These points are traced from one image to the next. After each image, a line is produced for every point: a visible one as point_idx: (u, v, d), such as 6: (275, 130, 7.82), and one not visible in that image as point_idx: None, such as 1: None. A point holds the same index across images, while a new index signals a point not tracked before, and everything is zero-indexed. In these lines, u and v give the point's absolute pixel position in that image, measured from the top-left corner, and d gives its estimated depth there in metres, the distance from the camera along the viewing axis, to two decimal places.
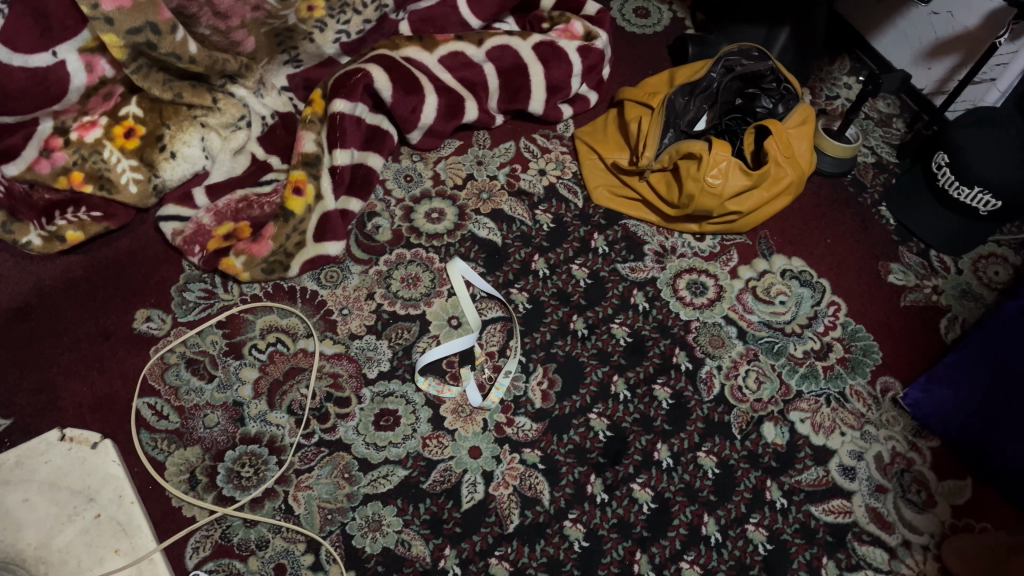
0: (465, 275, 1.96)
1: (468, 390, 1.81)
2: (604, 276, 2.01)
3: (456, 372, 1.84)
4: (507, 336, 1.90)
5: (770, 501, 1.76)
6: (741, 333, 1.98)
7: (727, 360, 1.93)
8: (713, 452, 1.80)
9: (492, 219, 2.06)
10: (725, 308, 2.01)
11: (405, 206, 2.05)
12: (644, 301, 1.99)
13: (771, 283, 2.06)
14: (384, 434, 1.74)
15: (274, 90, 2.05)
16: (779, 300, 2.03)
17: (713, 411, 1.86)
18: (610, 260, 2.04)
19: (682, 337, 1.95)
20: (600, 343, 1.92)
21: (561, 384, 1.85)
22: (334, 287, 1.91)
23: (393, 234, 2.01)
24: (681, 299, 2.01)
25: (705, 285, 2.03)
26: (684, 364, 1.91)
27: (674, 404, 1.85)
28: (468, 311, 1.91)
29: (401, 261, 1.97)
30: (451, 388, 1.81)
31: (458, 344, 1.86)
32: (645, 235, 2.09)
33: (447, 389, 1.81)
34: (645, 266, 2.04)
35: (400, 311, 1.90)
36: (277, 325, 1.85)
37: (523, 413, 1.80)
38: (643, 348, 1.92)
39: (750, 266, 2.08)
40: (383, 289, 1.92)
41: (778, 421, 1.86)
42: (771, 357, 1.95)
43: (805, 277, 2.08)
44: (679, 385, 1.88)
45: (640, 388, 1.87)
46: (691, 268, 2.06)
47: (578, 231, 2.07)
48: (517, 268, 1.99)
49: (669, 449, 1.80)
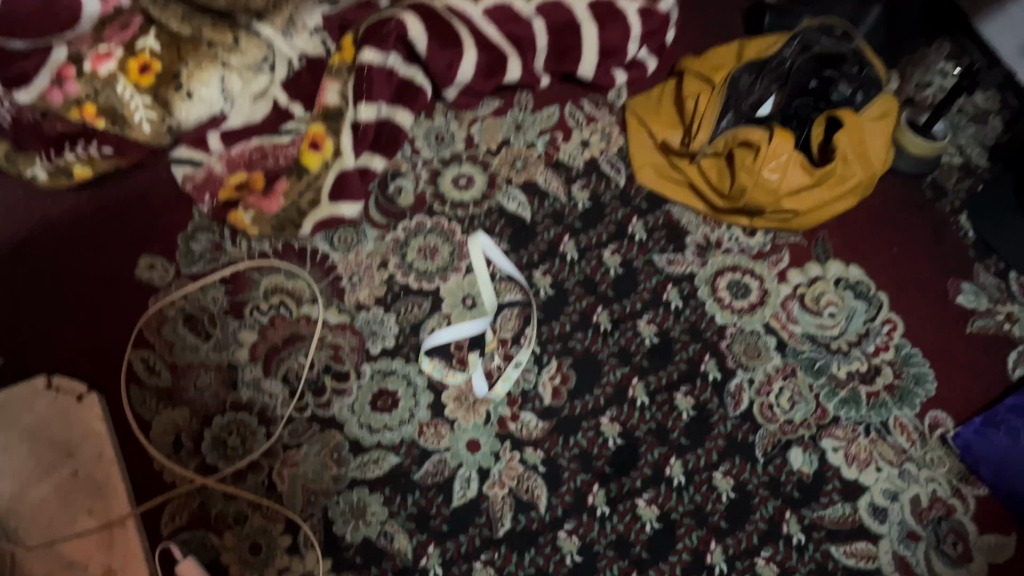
0: (486, 251, 1.82)
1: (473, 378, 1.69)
2: (637, 266, 1.85)
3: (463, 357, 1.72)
4: (524, 323, 1.77)
5: (787, 535, 1.62)
6: (781, 345, 1.80)
7: (760, 373, 1.77)
8: (731, 474, 1.66)
9: (524, 191, 1.91)
10: (767, 315, 1.83)
11: (432, 169, 1.91)
12: (678, 300, 1.82)
13: (822, 291, 1.87)
14: (380, 417, 1.65)
15: (305, 31, 1.89)
16: (828, 312, 1.85)
17: (737, 429, 1.71)
18: (646, 249, 1.87)
19: (715, 343, 1.79)
20: (623, 341, 1.77)
21: (574, 382, 1.72)
22: (347, 252, 1.80)
23: (415, 199, 1.87)
24: (720, 300, 1.84)
25: (748, 287, 1.86)
26: (713, 373, 1.76)
27: (695, 417, 1.71)
28: (485, 292, 1.78)
29: (420, 229, 1.84)
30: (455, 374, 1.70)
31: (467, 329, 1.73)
32: (689, 224, 1.91)
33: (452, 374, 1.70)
34: (685, 259, 1.87)
35: (413, 284, 1.78)
36: (282, 287, 1.75)
37: (529, 409, 1.68)
38: (669, 351, 1.77)
39: (801, 271, 1.89)
40: (398, 259, 1.80)
41: (807, 448, 1.70)
42: (810, 376, 1.78)
43: (861, 289, 1.88)
44: (704, 397, 1.73)
45: (661, 395, 1.72)
46: (735, 267, 1.88)
47: (616, 213, 1.91)
48: (544, 248, 1.85)
49: (683, 465, 1.66)
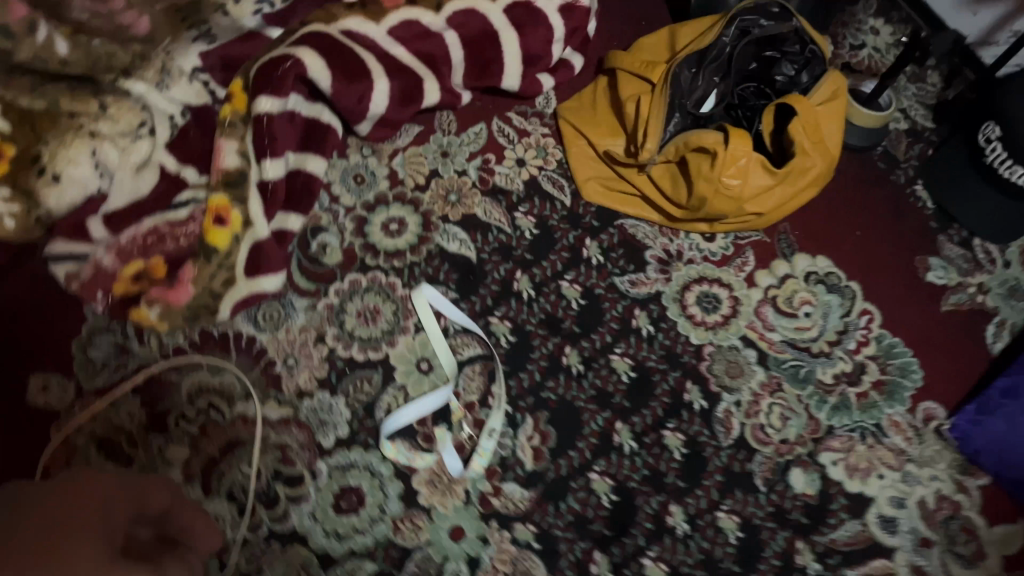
0: (434, 305, 1.64)
1: (445, 457, 1.52)
2: (599, 294, 1.70)
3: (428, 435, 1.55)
4: (489, 380, 1.60)
5: (803, 567, 1.52)
6: (762, 358, 1.69)
7: (747, 393, 1.65)
8: (735, 511, 1.55)
9: (463, 227, 1.72)
10: (742, 326, 1.71)
11: (356, 217, 1.70)
12: (648, 325, 1.68)
13: (794, 290, 1.76)
14: (347, 520, 1.46)
15: (183, 77, 1.62)
16: (804, 313, 1.74)
17: (732, 459, 1.59)
18: (606, 273, 1.72)
19: (695, 367, 1.66)
20: (599, 382, 1.62)
21: (554, 438, 1.57)
22: (276, 329, 1.58)
23: (344, 255, 1.66)
24: (691, 318, 1.70)
25: (718, 299, 1.73)
26: (698, 402, 1.63)
27: (688, 454, 1.58)
28: (441, 353, 1.60)
29: (355, 290, 1.63)
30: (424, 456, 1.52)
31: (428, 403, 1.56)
32: (647, 238, 1.76)
33: (421, 457, 1.52)
34: (648, 278, 1.72)
35: (359, 357, 1.58)
36: (207, 385, 1.52)
37: (511, 478, 1.53)
38: (649, 385, 1.63)
39: (768, 271, 1.77)
40: (336, 329, 1.60)
41: (807, 467, 1.60)
42: (797, 386, 1.67)
43: (832, 281, 1.77)
44: (693, 429, 1.61)
45: (648, 436, 1.59)
46: (701, 278, 1.74)
47: (567, 238, 1.74)
48: (496, 290, 1.67)
49: (685, 511, 1.54)
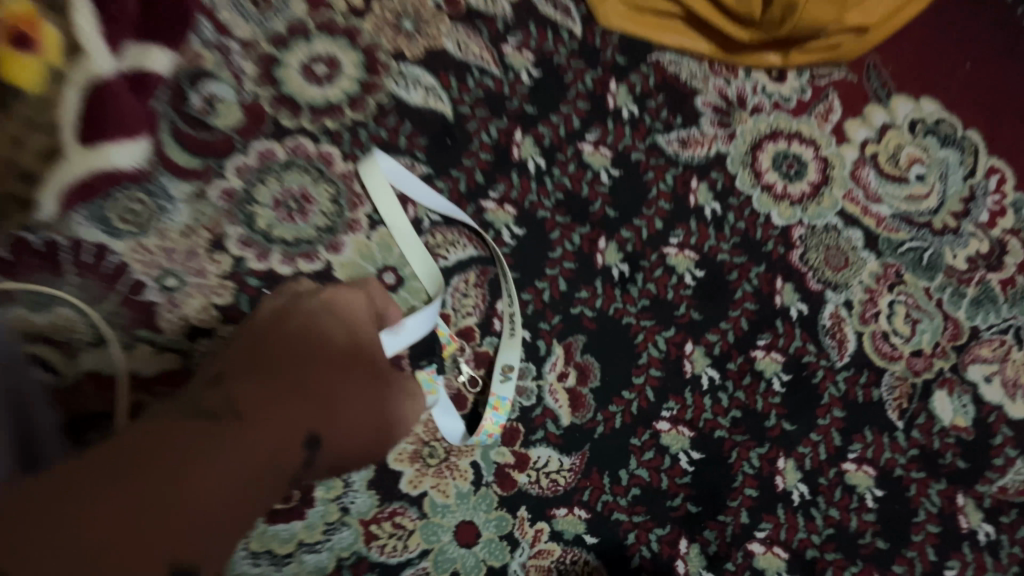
0: (397, 185, 1.06)
1: (439, 417, 0.97)
2: (638, 160, 1.15)
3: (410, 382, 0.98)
4: (491, 293, 1.04)
5: (970, 532, 1.04)
6: (870, 241, 1.17)
7: (858, 291, 1.14)
8: (867, 461, 1.05)
9: (427, 69, 1.12)
10: (839, 197, 1.19)
11: (260, 55, 1.06)
12: (712, 202, 1.15)
13: (898, 146, 1.25)
14: (286, 532, 0.90)
15: None
16: (916, 175, 1.23)
17: (853, 386, 1.08)
18: (644, 129, 1.16)
19: (784, 258, 1.14)
20: (652, 288, 1.08)
21: (599, 375, 1.03)
22: (141, 232, 0.98)
23: (245, 113, 1.04)
24: (770, 190, 1.17)
25: (801, 162, 1.20)
26: (795, 307, 1.11)
27: (792, 383, 1.07)
28: (414, 257, 1.03)
29: (268, 166, 1.03)
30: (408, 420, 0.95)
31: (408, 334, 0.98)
32: (693, 79, 1.21)
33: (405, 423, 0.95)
34: (702, 135, 1.18)
35: (284, 270, 1.00)
36: (32, 329, 0.92)
37: (543, 440, 0.99)
38: (723, 287, 1.10)
39: (862, 122, 1.25)
40: (242, 229, 1.00)
41: (953, 388, 1.11)
42: (924, 277, 1.17)
43: (946, 131, 1.28)
44: (794, 346, 1.09)
45: (733, 361, 1.07)
46: (774, 133, 1.21)
47: (582, 80, 1.17)
48: (487, 159, 1.10)
49: (800, 468, 1.03)
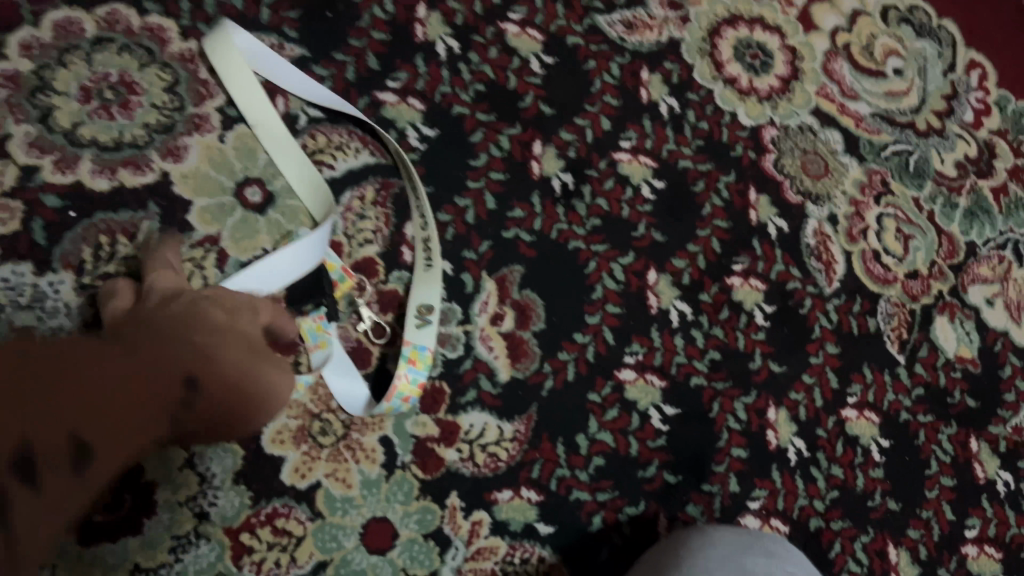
0: (259, 67, 0.76)
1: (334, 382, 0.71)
2: (575, 45, 0.90)
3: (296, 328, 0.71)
4: (397, 215, 0.78)
5: (988, 483, 0.88)
6: (851, 145, 0.97)
7: (843, 205, 0.93)
8: (869, 405, 0.86)
9: None
10: (812, 94, 0.97)
11: None
12: (668, 98, 0.91)
13: (872, 35, 1.02)
14: (118, 555, 0.63)
15: None
16: (894, 69, 1.02)
17: (845, 317, 0.89)
18: (580, 7, 0.91)
19: (756, 165, 0.92)
20: (603, 204, 0.85)
21: (543, 315, 0.79)
22: None
23: None
24: (733, 84, 0.94)
25: (767, 51, 0.97)
26: (773, 224, 0.90)
27: (778, 316, 0.86)
28: (286, 164, 0.75)
29: (66, 40, 0.72)
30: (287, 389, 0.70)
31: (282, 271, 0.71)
32: None
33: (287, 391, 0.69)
34: (650, 17, 0.94)
35: (99, 186, 0.70)
36: None
37: (475, 403, 0.75)
38: (688, 201, 0.88)
39: (830, 6, 1.02)
40: (34, 127, 0.70)
41: (956, 314, 0.92)
42: (911, 186, 0.97)
43: (922, 18, 1.05)
44: (776, 271, 0.88)
45: (706, 292, 0.85)
46: (733, 19, 0.97)
47: None
48: (381, 40, 0.82)
49: (794, 419, 0.83)
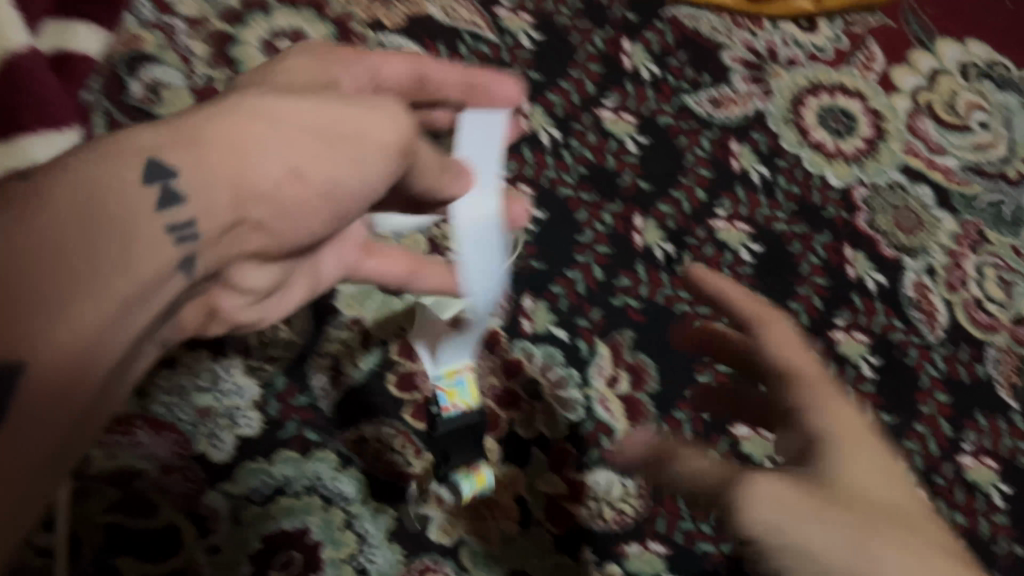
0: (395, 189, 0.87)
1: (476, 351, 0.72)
2: (667, 125, 0.97)
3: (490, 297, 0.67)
4: (515, 290, 0.85)
5: None
6: (943, 198, 1.00)
7: (940, 255, 0.96)
8: (986, 451, 0.87)
9: (412, 38, 0.95)
10: (899, 151, 1.01)
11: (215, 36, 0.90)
12: (758, 166, 0.97)
13: (953, 92, 1.06)
14: None
15: None
16: (978, 123, 1.05)
17: (954, 365, 0.91)
18: (669, 90, 0.99)
19: (849, 223, 0.96)
20: (705, 269, 0.90)
21: (656, 377, 0.85)
22: None
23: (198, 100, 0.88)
24: (820, 148, 1.00)
25: (850, 116, 1.02)
26: (871, 279, 0.93)
27: (884, 367, 0.89)
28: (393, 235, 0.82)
29: None
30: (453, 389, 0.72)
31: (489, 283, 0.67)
32: (717, 33, 1.04)
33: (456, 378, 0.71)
34: (736, 94, 1.01)
35: None
36: None
37: (600, 461, 0.80)
38: (786, 262, 0.93)
39: (909, 69, 1.06)
40: None
41: None
42: (1007, 234, 0.99)
43: (1002, 74, 1.08)
44: (879, 324, 0.91)
45: (811, 347, 0.89)
46: (815, 88, 1.03)
47: (591, 41, 1.00)
48: None
49: (910, 468, 0.85)
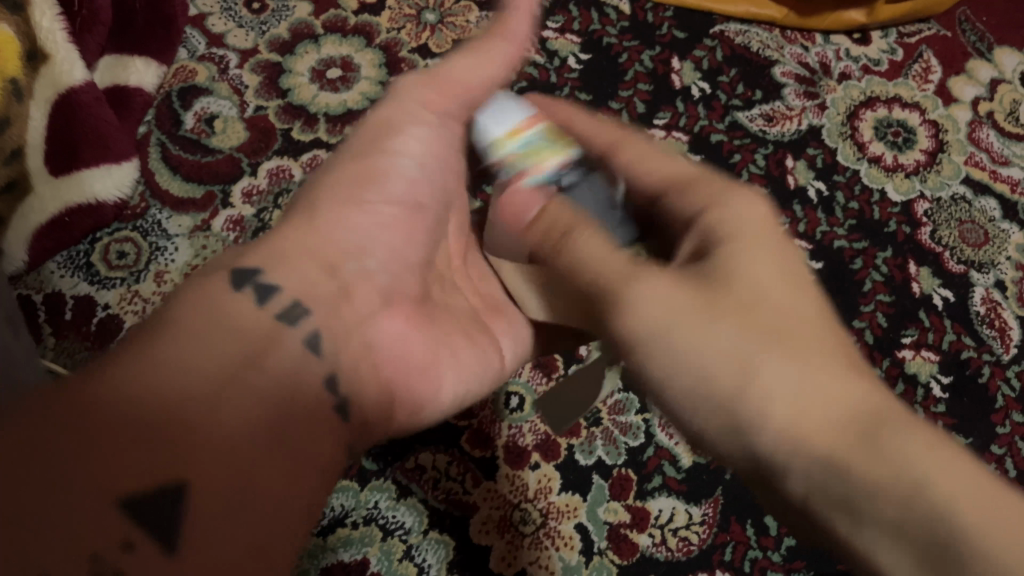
0: None
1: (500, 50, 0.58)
2: (719, 142, 0.95)
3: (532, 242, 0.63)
4: None
5: None
6: (1009, 210, 0.95)
7: (1008, 268, 0.92)
8: None
9: None
10: (960, 161, 0.97)
11: (267, 67, 0.91)
12: (815, 182, 0.94)
13: (1013, 101, 1.02)
14: None
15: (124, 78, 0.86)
16: None
17: None
18: (720, 107, 0.97)
19: (912, 238, 0.92)
20: None
21: None
22: (134, 278, 0.80)
23: (249, 129, 0.88)
24: (879, 161, 0.96)
25: (908, 127, 0.99)
26: (938, 295, 0.89)
27: (955, 387, 0.85)
28: None
29: (282, 186, 0.86)
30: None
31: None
32: (766, 47, 1.02)
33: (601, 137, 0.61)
34: (789, 108, 0.98)
35: None
36: None
37: (662, 488, 0.77)
38: (848, 280, 0.89)
39: (967, 78, 1.03)
40: None
41: None
42: None
43: None
44: (948, 341, 0.87)
45: (879, 366, 0.85)
46: (870, 101, 1.00)
47: (639, 60, 0.99)
48: None
49: None
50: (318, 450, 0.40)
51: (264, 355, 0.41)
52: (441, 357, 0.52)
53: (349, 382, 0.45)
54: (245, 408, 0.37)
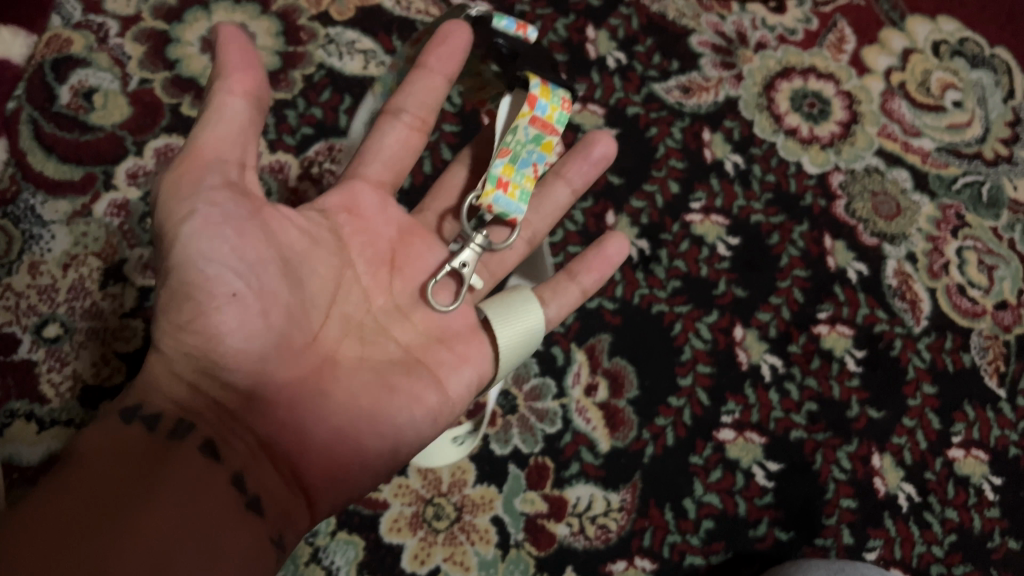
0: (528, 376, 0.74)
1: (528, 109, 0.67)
2: (636, 114, 0.93)
3: (492, 270, 0.71)
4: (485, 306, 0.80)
5: None
6: (922, 181, 0.95)
7: (919, 240, 0.92)
8: (977, 443, 0.83)
9: (363, 30, 0.89)
10: (873, 133, 0.97)
11: (152, 35, 0.84)
12: (732, 155, 0.93)
13: (925, 71, 1.02)
14: None
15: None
16: (953, 103, 1.00)
17: (939, 355, 0.86)
18: (636, 78, 0.94)
19: (828, 212, 0.92)
20: (682, 266, 0.85)
21: (636, 381, 0.80)
22: (4, 271, 0.73)
23: (133, 103, 0.81)
24: (794, 133, 0.95)
25: (822, 99, 0.98)
26: (852, 269, 0.89)
27: (868, 362, 0.85)
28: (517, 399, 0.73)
29: (170, 165, 0.79)
30: (527, 175, 0.67)
31: (521, 303, 0.62)
32: (682, 14, 0.99)
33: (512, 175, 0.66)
34: (705, 79, 0.96)
35: None
36: None
37: (580, 475, 0.76)
38: (765, 255, 0.88)
39: (880, 48, 1.02)
40: (146, 248, 0.76)
41: None
42: (987, 215, 0.94)
43: (975, 48, 1.04)
44: (862, 315, 0.87)
45: (795, 343, 0.84)
46: (786, 71, 0.98)
47: (553, 28, 0.95)
48: (453, 131, 0.87)
49: (900, 464, 0.81)
50: (237, 551, 0.46)
51: (165, 466, 0.47)
52: (355, 433, 0.54)
53: (254, 482, 0.51)
54: (157, 520, 0.43)
